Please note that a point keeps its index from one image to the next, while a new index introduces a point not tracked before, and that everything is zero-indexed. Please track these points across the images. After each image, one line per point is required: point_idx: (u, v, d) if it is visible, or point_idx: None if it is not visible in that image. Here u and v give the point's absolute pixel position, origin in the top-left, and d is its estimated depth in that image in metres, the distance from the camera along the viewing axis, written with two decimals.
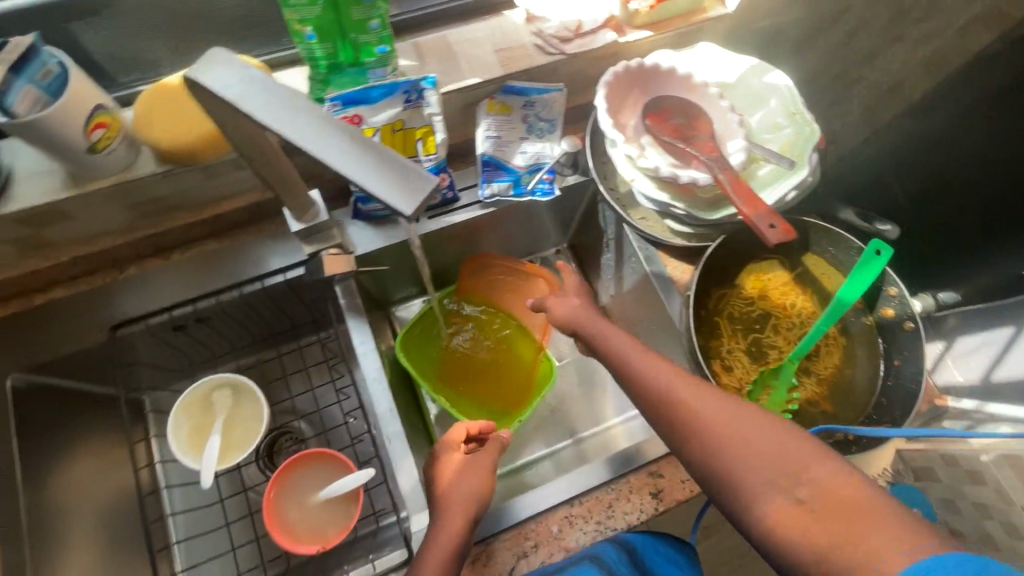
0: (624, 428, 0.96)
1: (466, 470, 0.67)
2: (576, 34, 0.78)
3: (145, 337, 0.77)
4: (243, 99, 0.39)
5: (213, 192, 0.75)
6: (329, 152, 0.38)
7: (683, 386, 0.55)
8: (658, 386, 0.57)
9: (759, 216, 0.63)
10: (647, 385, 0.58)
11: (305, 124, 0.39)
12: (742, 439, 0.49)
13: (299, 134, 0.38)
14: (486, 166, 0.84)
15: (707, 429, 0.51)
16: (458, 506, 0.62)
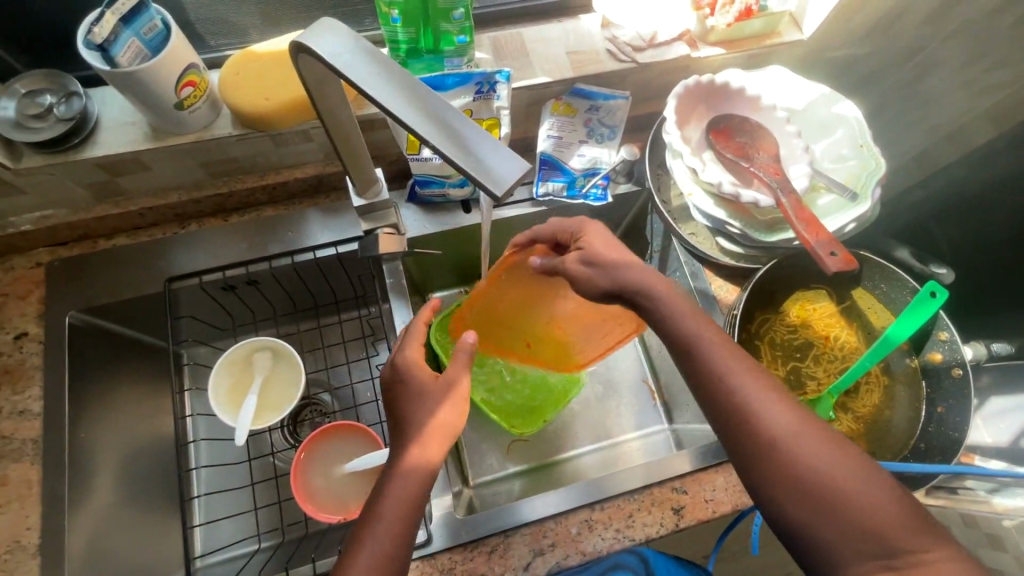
0: (643, 443, 0.95)
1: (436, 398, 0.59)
2: (649, 45, 0.79)
3: (196, 292, 0.79)
4: (353, 72, 0.41)
5: (280, 160, 0.77)
6: (427, 130, 0.39)
7: (759, 389, 0.55)
8: (732, 384, 0.55)
9: (819, 242, 0.63)
10: (721, 380, 0.56)
11: (410, 104, 0.40)
12: (818, 457, 0.51)
13: (402, 111, 0.40)
14: (543, 165, 0.85)
15: (780, 438, 0.52)
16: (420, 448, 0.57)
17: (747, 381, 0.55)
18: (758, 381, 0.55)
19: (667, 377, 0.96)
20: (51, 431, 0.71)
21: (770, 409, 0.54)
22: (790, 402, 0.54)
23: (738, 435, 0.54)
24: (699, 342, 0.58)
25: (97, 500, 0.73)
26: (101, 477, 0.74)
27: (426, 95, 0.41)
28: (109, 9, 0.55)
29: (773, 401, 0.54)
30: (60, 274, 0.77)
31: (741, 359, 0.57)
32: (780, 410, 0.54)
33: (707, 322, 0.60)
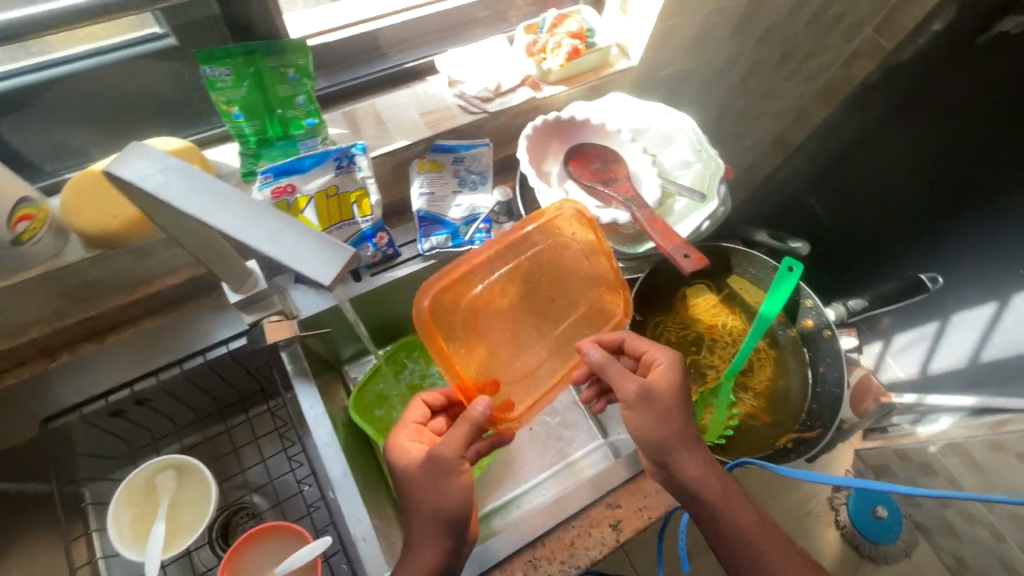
0: (588, 459, 0.97)
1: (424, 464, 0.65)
2: (496, 94, 0.85)
3: (82, 428, 0.74)
4: (166, 192, 0.41)
5: (147, 272, 0.74)
6: (247, 233, 0.39)
7: (742, 515, 0.64)
8: (725, 519, 0.64)
9: (673, 247, 0.69)
10: (714, 512, 0.64)
11: (225, 209, 0.40)
12: None
13: (218, 219, 0.40)
14: (423, 221, 0.87)
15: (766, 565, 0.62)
16: (436, 453, 0.64)
17: (756, 535, 0.63)
18: (756, 522, 0.64)
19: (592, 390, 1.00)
20: None
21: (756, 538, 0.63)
22: (771, 529, 0.64)
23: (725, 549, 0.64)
24: (695, 482, 0.64)
25: None
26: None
27: (242, 198, 0.41)
28: None
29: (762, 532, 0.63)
30: None
31: (735, 498, 0.65)
32: (768, 540, 0.63)
33: (698, 457, 0.66)
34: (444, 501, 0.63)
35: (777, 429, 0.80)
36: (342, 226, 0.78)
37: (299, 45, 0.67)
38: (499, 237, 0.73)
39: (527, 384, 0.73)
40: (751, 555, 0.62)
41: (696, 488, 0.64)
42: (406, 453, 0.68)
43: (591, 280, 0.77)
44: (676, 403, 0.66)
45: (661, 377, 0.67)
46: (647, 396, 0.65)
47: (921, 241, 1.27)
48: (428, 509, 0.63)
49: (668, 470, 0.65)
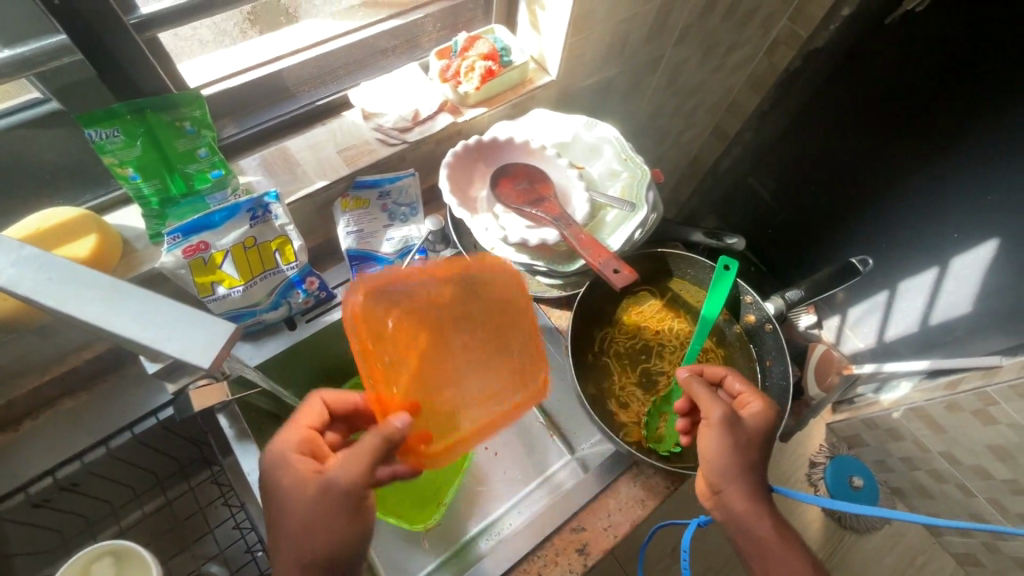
0: (566, 472, 0.97)
1: (315, 501, 0.56)
2: (414, 123, 0.83)
3: (5, 526, 0.68)
4: (18, 282, 0.37)
5: (56, 350, 0.70)
6: (121, 320, 0.37)
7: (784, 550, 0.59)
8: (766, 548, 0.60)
9: (603, 262, 0.68)
10: (759, 540, 0.60)
11: (94, 297, 0.38)
12: None
13: (88, 309, 0.37)
14: (354, 260, 0.84)
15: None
16: (338, 477, 0.57)
17: None
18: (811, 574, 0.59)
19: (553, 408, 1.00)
20: None
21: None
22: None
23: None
24: (747, 506, 0.61)
25: None
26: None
27: (111, 279, 0.39)
28: None
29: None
30: None
31: (787, 538, 0.60)
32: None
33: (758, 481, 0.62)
34: (329, 530, 0.56)
35: None
36: (266, 276, 0.74)
37: (193, 97, 0.64)
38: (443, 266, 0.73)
39: (446, 420, 0.73)
40: None
41: (748, 530, 0.60)
42: (287, 467, 0.59)
43: (526, 338, 0.77)
44: (753, 444, 0.63)
45: (751, 415, 0.65)
46: (735, 420, 0.63)
47: (857, 220, 1.29)
48: (309, 551, 0.55)
49: (719, 488, 0.62)
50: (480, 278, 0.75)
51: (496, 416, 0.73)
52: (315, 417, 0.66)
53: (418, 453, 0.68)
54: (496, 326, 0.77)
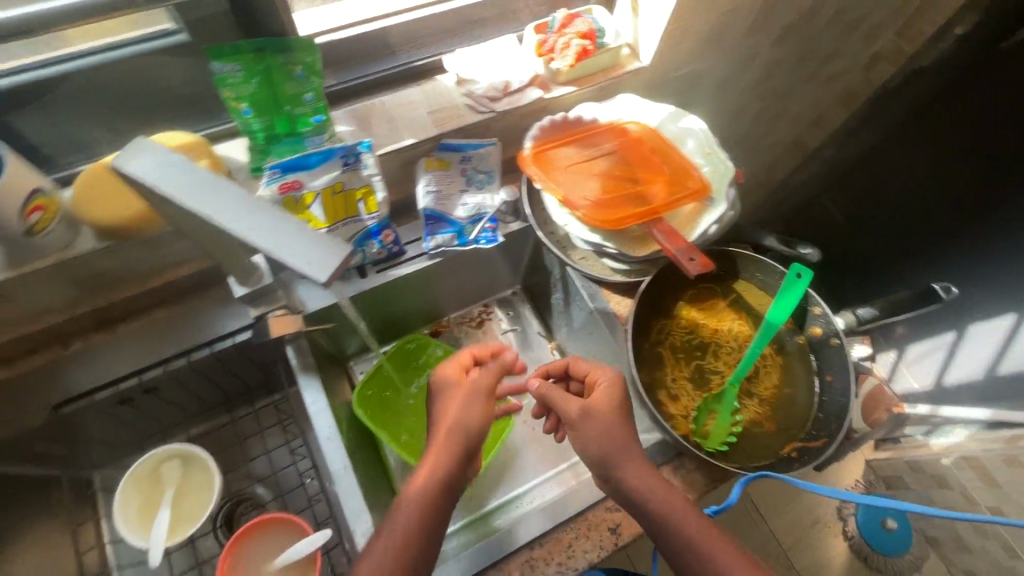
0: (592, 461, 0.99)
1: (464, 398, 0.70)
2: (504, 93, 0.85)
3: (94, 413, 0.77)
4: (171, 188, 0.41)
5: (157, 264, 0.76)
6: (253, 234, 0.40)
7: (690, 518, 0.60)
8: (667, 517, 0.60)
9: (679, 250, 0.69)
10: (658, 513, 0.61)
11: (231, 210, 0.41)
12: None
13: (227, 220, 0.41)
14: (429, 219, 0.87)
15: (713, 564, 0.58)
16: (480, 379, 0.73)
17: (709, 542, 0.59)
18: (705, 524, 0.61)
19: None
20: None
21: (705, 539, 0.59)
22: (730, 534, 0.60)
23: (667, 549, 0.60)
24: (642, 481, 0.62)
25: None
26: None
27: (244, 195, 0.42)
28: None
29: (706, 533, 0.60)
30: None
31: (670, 487, 0.63)
32: (715, 538, 0.59)
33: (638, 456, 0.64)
34: (428, 496, 0.62)
35: (782, 436, 0.78)
36: (347, 222, 0.78)
37: (308, 44, 0.69)
38: (575, 120, 0.84)
39: (623, 203, 0.75)
40: (695, 558, 0.58)
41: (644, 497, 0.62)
42: (444, 379, 0.73)
43: (681, 169, 0.81)
44: (615, 416, 0.66)
45: (601, 396, 0.68)
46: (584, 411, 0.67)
47: (934, 253, 1.23)
48: (456, 421, 0.68)
49: (616, 471, 0.63)
50: (595, 132, 0.83)
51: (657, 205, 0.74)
52: (470, 355, 0.78)
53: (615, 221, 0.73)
54: (626, 162, 0.81)
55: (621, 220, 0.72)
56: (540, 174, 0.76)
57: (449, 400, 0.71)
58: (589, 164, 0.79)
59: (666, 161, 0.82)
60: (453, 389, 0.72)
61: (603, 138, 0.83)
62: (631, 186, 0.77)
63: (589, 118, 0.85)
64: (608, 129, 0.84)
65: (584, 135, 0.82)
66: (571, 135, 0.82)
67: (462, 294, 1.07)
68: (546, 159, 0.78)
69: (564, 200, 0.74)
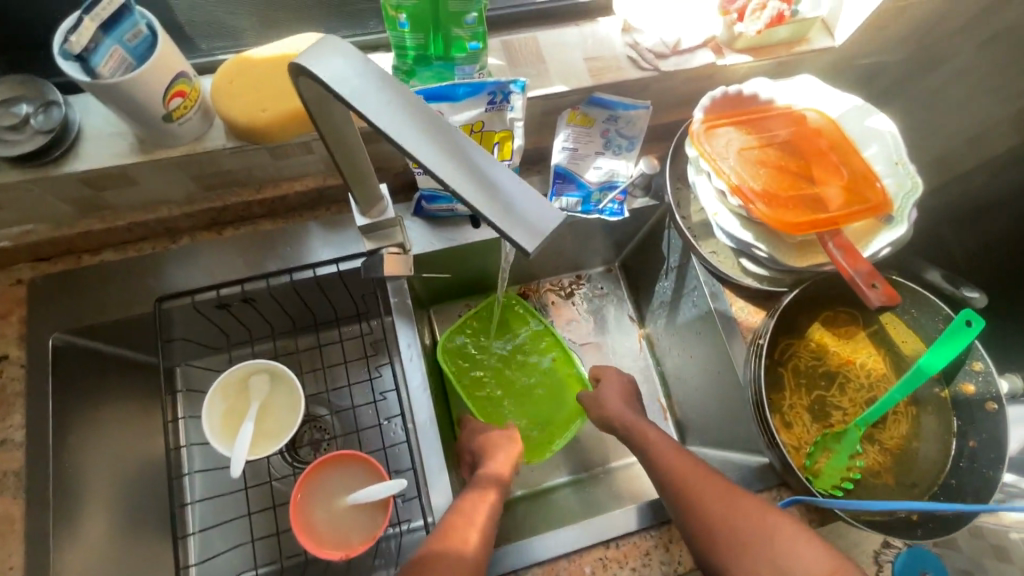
0: None
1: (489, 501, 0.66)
2: (673, 52, 0.74)
3: (190, 311, 0.75)
4: (371, 110, 0.37)
5: (277, 172, 0.72)
6: (456, 176, 0.35)
7: (727, 509, 0.61)
8: (707, 507, 0.62)
9: (859, 272, 0.60)
10: (697, 512, 0.62)
11: (434, 145, 0.36)
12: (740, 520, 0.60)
13: (428, 155, 0.36)
14: (558, 178, 0.80)
15: (752, 552, 0.58)
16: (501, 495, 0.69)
17: (700, 483, 0.64)
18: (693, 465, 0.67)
19: (682, 396, 0.94)
20: (35, 465, 0.67)
21: (744, 533, 0.59)
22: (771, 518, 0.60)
23: (703, 552, 0.61)
24: (687, 484, 0.65)
25: (77, 534, 0.68)
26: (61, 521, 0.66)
27: (448, 133, 0.37)
28: (88, 14, 0.51)
29: (696, 471, 0.66)
30: (44, 292, 0.72)
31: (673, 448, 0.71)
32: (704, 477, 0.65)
33: (694, 466, 0.67)
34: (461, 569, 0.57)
35: (900, 494, 0.70)
36: None
37: None
38: (749, 100, 0.73)
39: (797, 205, 0.65)
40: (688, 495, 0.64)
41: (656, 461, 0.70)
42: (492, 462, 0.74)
43: (864, 174, 0.69)
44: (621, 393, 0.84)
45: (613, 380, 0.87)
46: (602, 401, 0.83)
47: None
48: (478, 507, 0.65)
49: (665, 480, 0.67)
50: (770, 116, 0.72)
51: (834, 215, 0.64)
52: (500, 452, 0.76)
53: (782, 225, 0.63)
54: (798, 157, 0.70)
55: (794, 225, 0.63)
56: (704, 157, 0.67)
57: (481, 491, 0.68)
58: (758, 151, 0.69)
59: (846, 163, 0.69)
60: (492, 481, 0.71)
61: (778, 125, 0.72)
62: (804, 187, 0.67)
63: (765, 98, 0.74)
64: (784, 114, 0.72)
65: (758, 118, 0.72)
66: (743, 117, 0.72)
67: (562, 262, 1.00)
68: (712, 141, 0.69)
69: (731, 189, 0.65)
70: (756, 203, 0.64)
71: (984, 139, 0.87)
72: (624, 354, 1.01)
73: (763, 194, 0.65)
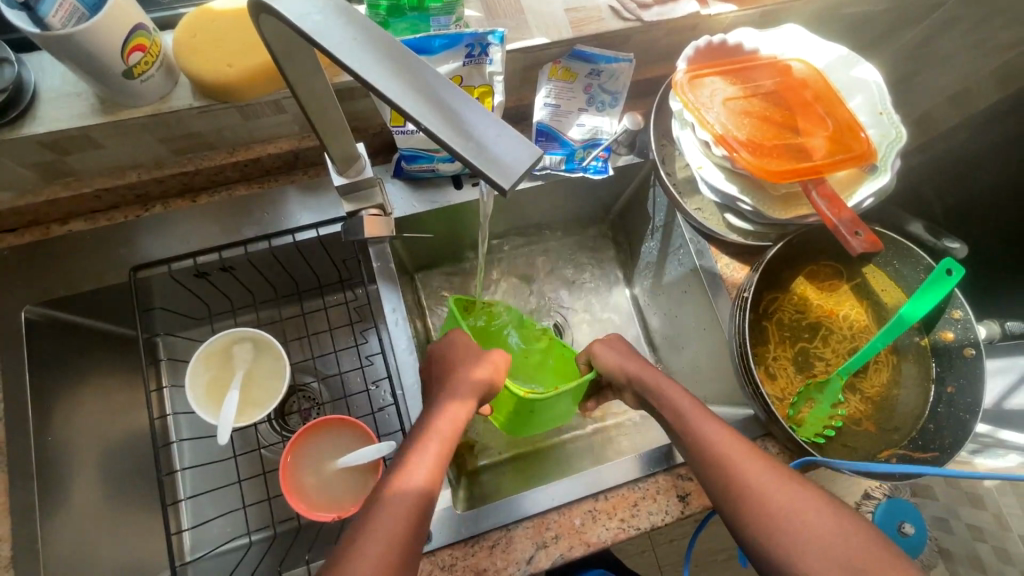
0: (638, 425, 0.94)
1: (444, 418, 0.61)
2: (656, 1, 0.72)
3: (167, 281, 0.73)
4: (339, 49, 0.35)
5: (249, 135, 0.70)
6: (428, 115, 0.34)
7: (774, 485, 0.55)
8: (741, 477, 0.57)
9: (842, 221, 0.60)
10: (734, 483, 0.57)
11: (406, 86, 0.35)
12: (780, 497, 0.54)
13: (397, 94, 0.34)
14: (540, 136, 0.78)
15: (796, 529, 0.52)
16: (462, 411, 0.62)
17: (733, 453, 0.59)
18: (725, 433, 0.61)
19: (668, 355, 0.95)
20: (14, 440, 0.65)
21: (791, 509, 0.53)
22: (823, 500, 0.54)
23: (738, 522, 0.56)
24: (724, 456, 0.59)
25: (65, 507, 0.67)
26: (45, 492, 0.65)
27: (419, 71, 0.35)
28: None
29: (729, 441, 0.60)
30: (13, 264, 0.69)
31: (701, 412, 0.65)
32: (740, 448, 0.59)
33: (729, 435, 0.61)
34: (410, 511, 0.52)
35: (879, 440, 0.72)
36: None
37: None
38: (734, 50, 0.71)
39: (781, 154, 0.64)
40: (721, 463, 0.59)
41: (684, 424, 0.64)
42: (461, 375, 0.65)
43: (848, 123, 0.68)
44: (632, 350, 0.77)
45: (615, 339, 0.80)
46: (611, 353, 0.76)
47: None
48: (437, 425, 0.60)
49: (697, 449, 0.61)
50: (755, 66, 0.71)
51: (818, 164, 0.63)
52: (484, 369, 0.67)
53: (768, 173, 0.63)
54: (782, 107, 0.69)
55: (779, 174, 0.62)
56: (688, 108, 0.66)
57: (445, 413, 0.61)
58: (743, 101, 0.68)
59: (830, 113, 0.68)
60: (459, 415, 0.62)
61: (762, 75, 0.70)
62: (789, 137, 0.66)
63: (749, 47, 0.72)
64: (769, 64, 0.71)
65: (743, 68, 0.70)
66: (728, 67, 0.70)
67: (546, 226, 0.99)
68: (696, 91, 0.67)
69: (716, 139, 0.64)
70: (741, 152, 0.63)
71: (965, 89, 0.87)
72: (611, 316, 1.01)
73: (749, 144, 0.64)
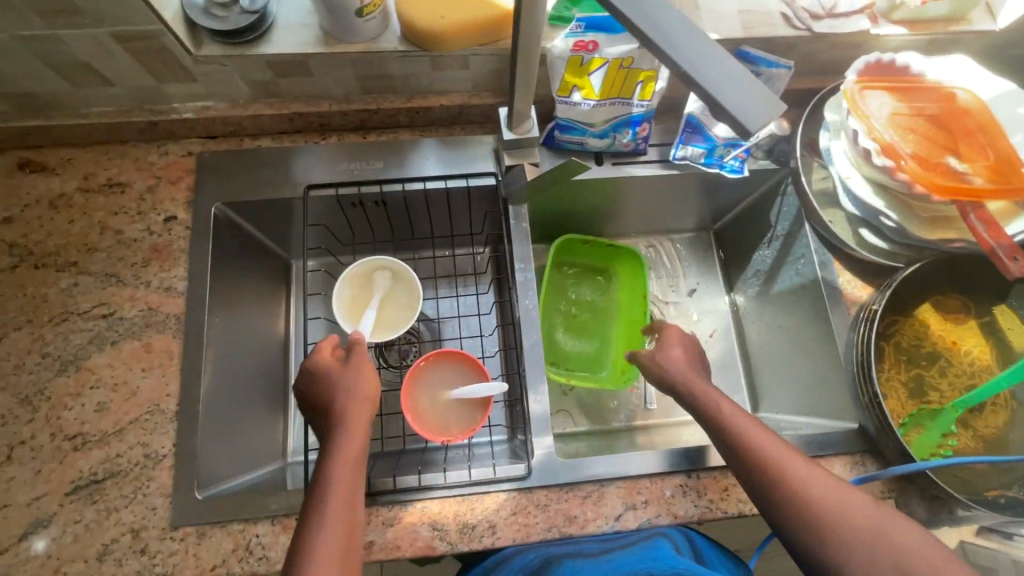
0: None
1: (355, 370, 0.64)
2: (828, 14, 0.75)
3: (332, 204, 0.82)
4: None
5: (430, 84, 0.78)
6: (688, 63, 0.40)
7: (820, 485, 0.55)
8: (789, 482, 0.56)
9: (1001, 245, 0.63)
10: (751, 454, 0.59)
11: (669, 35, 0.40)
12: (829, 500, 0.54)
13: (663, 46, 0.40)
14: (686, 127, 0.82)
15: (811, 501, 0.55)
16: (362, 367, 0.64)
17: (784, 458, 0.58)
18: (771, 437, 0.60)
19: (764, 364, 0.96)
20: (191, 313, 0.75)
21: (836, 509, 0.54)
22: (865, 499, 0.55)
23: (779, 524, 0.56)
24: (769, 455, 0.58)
25: (218, 380, 0.76)
26: (209, 364, 0.75)
27: (680, 22, 0.41)
28: None
29: (776, 444, 0.59)
30: (210, 164, 0.80)
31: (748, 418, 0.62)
32: (788, 454, 0.58)
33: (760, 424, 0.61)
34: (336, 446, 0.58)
35: (989, 479, 0.71)
36: (616, 103, 0.75)
37: None
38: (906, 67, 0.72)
39: (944, 173, 0.66)
40: (768, 468, 0.57)
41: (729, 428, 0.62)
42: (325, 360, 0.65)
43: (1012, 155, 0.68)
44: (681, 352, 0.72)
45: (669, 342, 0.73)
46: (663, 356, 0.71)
47: None
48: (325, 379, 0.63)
49: (762, 467, 0.58)
50: (922, 86, 0.72)
51: (978, 190, 0.65)
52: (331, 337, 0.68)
53: (929, 188, 0.65)
54: (945, 131, 0.70)
55: (944, 189, 0.64)
56: (856, 116, 0.69)
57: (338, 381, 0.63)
58: (907, 118, 0.70)
59: (993, 144, 0.69)
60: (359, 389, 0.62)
61: (928, 96, 0.71)
62: (950, 159, 0.67)
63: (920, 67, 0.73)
64: (935, 87, 0.72)
65: (910, 86, 0.72)
66: (896, 82, 0.72)
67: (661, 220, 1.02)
68: (863, 99, 0.70)
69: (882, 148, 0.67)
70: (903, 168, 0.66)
71: None
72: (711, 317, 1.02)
73: (912, 159, 0.66)
